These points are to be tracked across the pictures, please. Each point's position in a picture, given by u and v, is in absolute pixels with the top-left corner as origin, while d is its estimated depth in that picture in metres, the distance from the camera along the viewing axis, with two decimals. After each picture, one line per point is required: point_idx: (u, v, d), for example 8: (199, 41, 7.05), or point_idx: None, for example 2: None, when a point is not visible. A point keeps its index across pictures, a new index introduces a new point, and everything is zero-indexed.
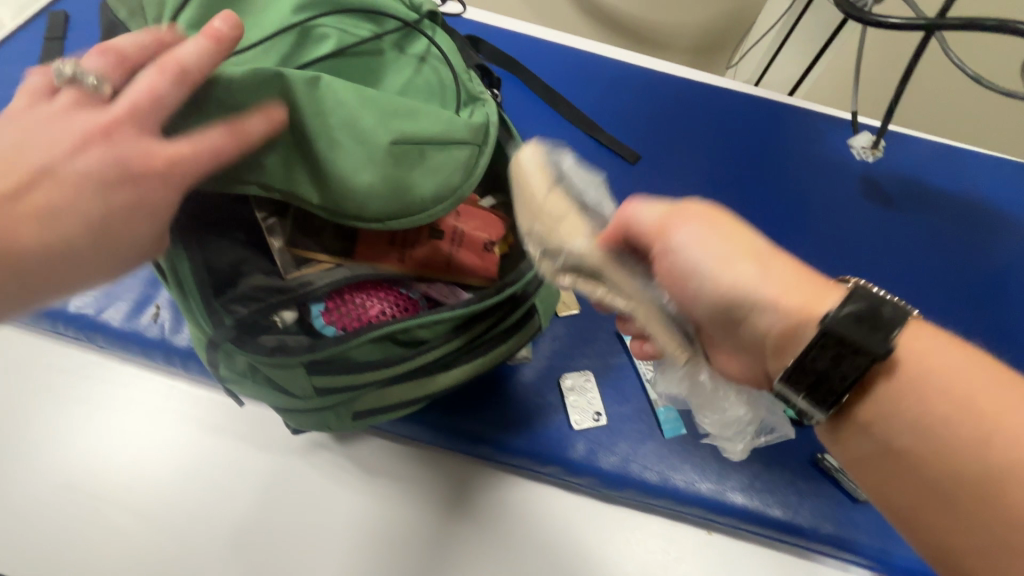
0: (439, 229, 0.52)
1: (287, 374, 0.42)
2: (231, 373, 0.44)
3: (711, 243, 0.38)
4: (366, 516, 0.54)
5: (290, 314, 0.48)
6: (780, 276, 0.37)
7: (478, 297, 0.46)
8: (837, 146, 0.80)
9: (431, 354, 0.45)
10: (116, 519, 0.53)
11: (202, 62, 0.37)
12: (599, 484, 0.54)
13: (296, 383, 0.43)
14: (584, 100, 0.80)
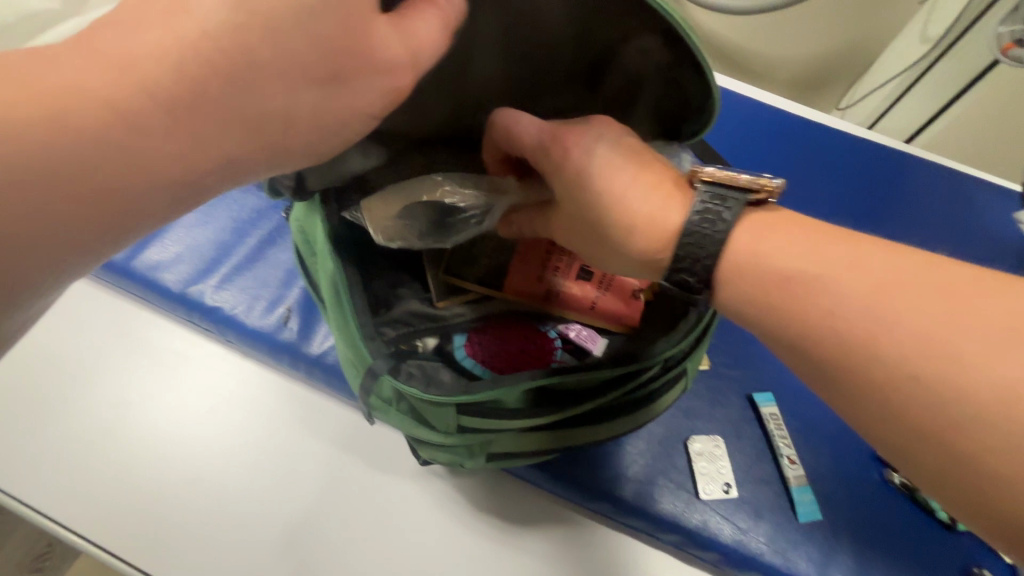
0: (588, 270, 0.49)
1: (437, 410, 0.41)
2: (380, 403, 0.43)
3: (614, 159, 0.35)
4: (471, 556, 0.51)
5: (432, 341, 0.48)
6: (643, 189, 0.34)
7: (633, 355, 0.44)
8: (992, 217, 0.73)
9: (579, 407, 0.44)
10: (225, 519, 0.52)
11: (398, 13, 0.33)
12: (723, 562, 0.50)
13: (441, 422, 0.42)
14: (717, 141, 0.76)
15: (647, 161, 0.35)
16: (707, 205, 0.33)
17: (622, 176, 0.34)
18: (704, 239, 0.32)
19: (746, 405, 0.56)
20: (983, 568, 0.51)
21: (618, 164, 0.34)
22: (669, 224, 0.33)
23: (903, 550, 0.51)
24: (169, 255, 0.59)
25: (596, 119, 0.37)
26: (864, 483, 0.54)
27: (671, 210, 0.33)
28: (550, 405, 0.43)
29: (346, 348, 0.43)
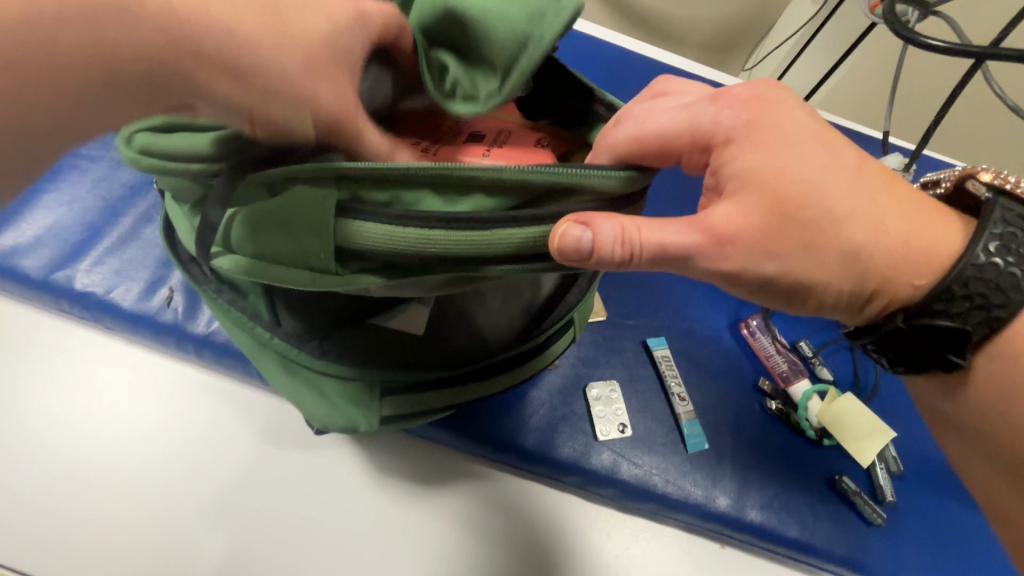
0: (479, 133, 0.44)
1: (310, 205, 0.32)
2: (244, 231, 0.34)
3: (820, 154, 0.34)
4: (381, 519, 0.52)
5: None
6: (873, 190, 0.34)
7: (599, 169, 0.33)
8: None
9: (502, 228, 0.32)
10: (112, 511, 0.50)
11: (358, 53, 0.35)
12: (620, 496, 0.54)
13: (309, 227, 0.32)
14: (617, 100, 0.77)
15: (834, 141, 0.35)
16: (1009, 227, 0.33)
17: (830, 154, 0.34)
18: (1004, 253, 0.32)
19: (641, 351, 0.60)
20: (844, 477, 0.58)
21: (824, 145, 0.34)
22: (935, 240, 0.34)
23: (779, 470, 0.57)
24: (26, 239, 0.54)
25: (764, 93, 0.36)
26: (745, 411, 0.59)
27: (944, 234, 0.34)
28: (464, 218, 0.31)
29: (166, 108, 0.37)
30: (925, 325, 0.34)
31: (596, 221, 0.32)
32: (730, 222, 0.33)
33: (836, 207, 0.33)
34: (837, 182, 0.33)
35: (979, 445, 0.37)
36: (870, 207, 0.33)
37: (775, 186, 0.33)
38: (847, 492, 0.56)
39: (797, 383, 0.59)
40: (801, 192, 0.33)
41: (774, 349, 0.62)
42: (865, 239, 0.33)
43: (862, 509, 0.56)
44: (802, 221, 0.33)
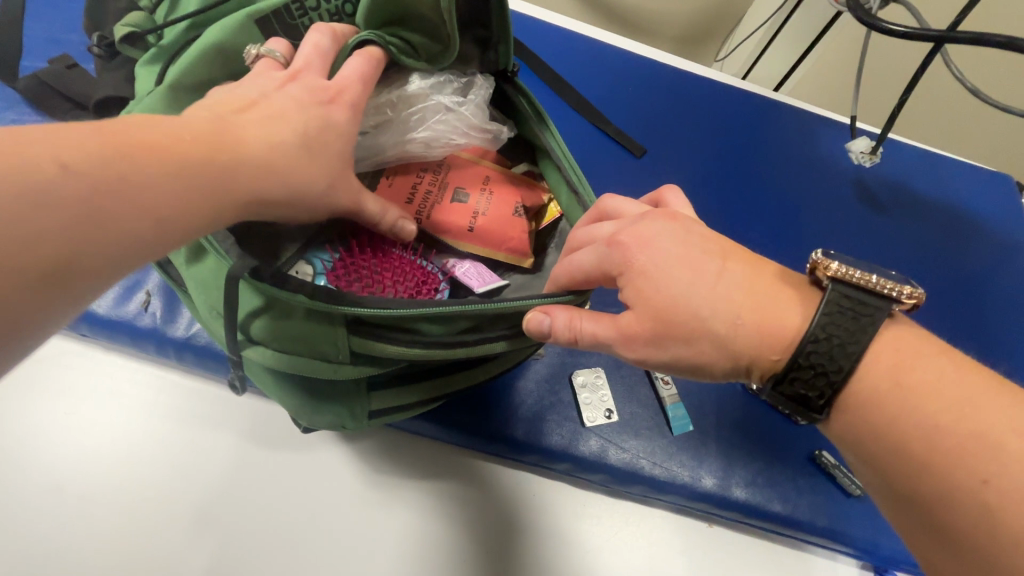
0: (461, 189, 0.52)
1: (318, 327, 0.39)
2: (259, 333, 0.40)
3: (687, 253, 0.36)
4: (372, 515, 0.52)
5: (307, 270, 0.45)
6: (740, 279, 0.35)
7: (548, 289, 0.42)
8: (834, 150, 0.81)
9: (480, 346, 0.42)
10: (97, 519, 0.49)
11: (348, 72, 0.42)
12: (610, 480, 0.55)
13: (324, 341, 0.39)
14: (592, 93, 0.78)
15: (712, 244, 0.37)
16: (844, 308, 0.33)
17: (690, 255, 0.36)
18: (841, 336, 0.32)
19: None
20: (823, 451, 0.60)
21: (691, 253, 0.36)
22: (790, 329, 0.34)
23: (761, 448, 0.58)
24: None
25: (653, 213, 0.38)
26: (727, 391, 0.60)
27: (791, 313, 0.35)
28: (448, 341, 0.41)
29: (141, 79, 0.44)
30: (789, 396, 0.34)
31: (554, 309, 0.39)
32: (632, 328, 0.37)
33: (700, 299, 0.35)
34: (704, 281, 0.35)
35: (927, 532, 0.32)
36: (730, 293, 0.35)
37: (658, 297, 0.35)
38: (827, 467, 0.58)
39: None
40: (675, 304, 0.35)
41: None
42: (723, 331, 0.35)
43: (841, 482, 0.58)
44: (679, 328, 0.35)
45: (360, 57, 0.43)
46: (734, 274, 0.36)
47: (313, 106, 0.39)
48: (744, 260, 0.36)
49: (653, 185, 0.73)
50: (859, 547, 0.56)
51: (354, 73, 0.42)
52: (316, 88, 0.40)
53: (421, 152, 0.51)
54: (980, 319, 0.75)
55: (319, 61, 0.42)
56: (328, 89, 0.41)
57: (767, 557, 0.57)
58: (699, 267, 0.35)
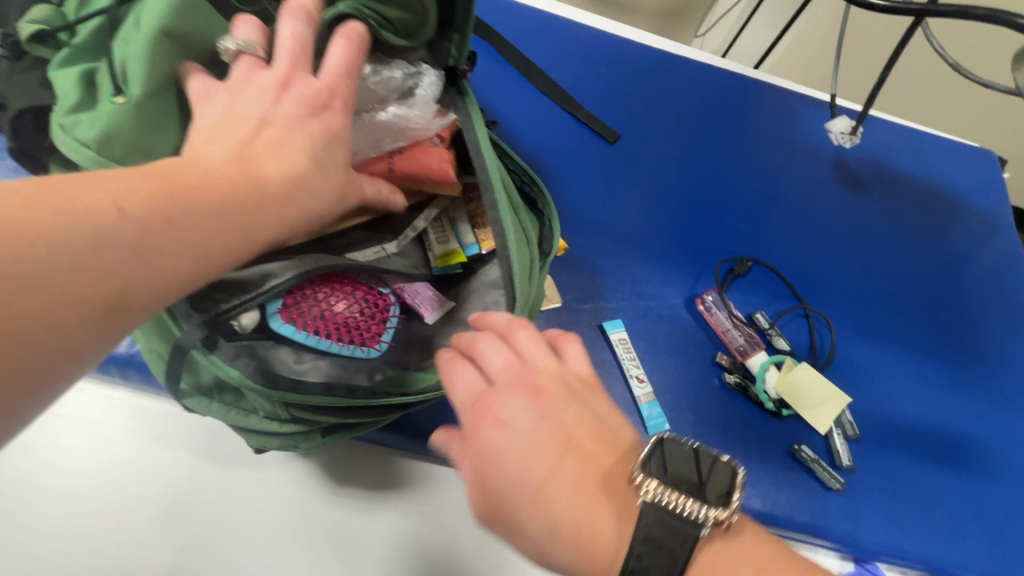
0: (406, 162, 0.47)
1: (270, 403, 0.40)
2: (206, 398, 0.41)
3: (533, 435, 0.32)
4: (340, 534, 0.50)
5: (251, 318, 0.40)
6: (570, 478, 0.31)
7: None
8: (815, 131, 0.79)
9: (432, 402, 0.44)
10: (42, 548, 0.46)
11: (346, 61, 0.41)
12: None
13: (274, 412, 0.40)
14: (562, 78, 0.74)
15: (570, 435, 0.33)
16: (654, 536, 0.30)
17: (527, 439, 0.32)
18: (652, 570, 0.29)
19: (598, 336, 0.59)
20: (802, 444, 0.59)
21: (534, 444, 0.32)
22: (601, 541, 0.31)
23: (739, 444, 0.57)
24: None
25: (502, 378, 0.34)
26: (704, 387, 0.59)
27: (605, 519, 0.31)
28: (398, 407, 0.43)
29: (70, 88, 0.38)
30: None
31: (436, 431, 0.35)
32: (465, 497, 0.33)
33: (527, 496, 0.31)
34: (537, 478, 0.31)
35: None
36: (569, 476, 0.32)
37: (492, 483, 0.31)
38: (807, 460, 0.57)
39: (753, 357, 0.61)
40: (503, 492, 0.31)
41: (729, 324, 0.63)
42: (545, 532, 0.31)
43: (821, 475, 0.57)
44: (502, 519, 0.31)
45: (342, 42, 0.41)
46: (570, 469, 0.32)
47: (311, 120, 0.39)
48: (589, 453, 0.33)
49: (628, 173, 0.71)
50: (840, 540, 0.56)
51: (341, 66, 0.41)
52: (310, 96, 0.39)
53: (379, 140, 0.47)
54: (961, 302, 0.74)
55: (302, 53, 0.40)
56: (321, 93, 0.40)
57: None
58: (530, 458, 0.31)
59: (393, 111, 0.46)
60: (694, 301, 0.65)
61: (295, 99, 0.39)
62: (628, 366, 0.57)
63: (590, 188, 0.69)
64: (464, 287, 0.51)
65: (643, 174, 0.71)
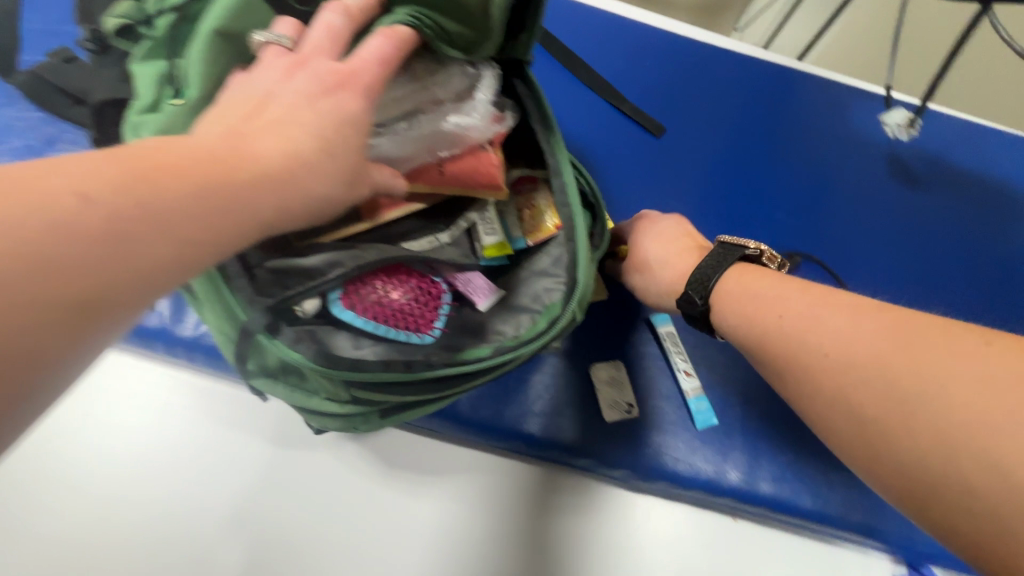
0: (456, 167, 0.46)
1: (332, 385, 0.41)
2: (272, 379, 0.42)
3: None
4: (392, 515, 0.52)
5: (314, 304, 0.42)
6: None
7: (540, 335, 0.44)
8: (867, 124, 0.77)
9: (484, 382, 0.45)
10: (119, 517, 0.49)
11: (375, 50, 0.38)
12: (632, 476, 0.54)
13: (335, 393, 0.42)
14: (606, 71, 0.74)
15: None
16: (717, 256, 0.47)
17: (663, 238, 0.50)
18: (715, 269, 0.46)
19: (646, 330, 0.58)
20: None
21: None
22: None
23: (790, 442, 0.56)
24: None
25: None
26: (753, 384, 0.58)
27: None
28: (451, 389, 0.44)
29: (145, 87, 0.39)
30: None
31: None
32: None
33: None
34: None
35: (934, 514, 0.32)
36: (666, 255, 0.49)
37: None
38: None
39: None
40: None
41: None
42: None
43: None
44: None
45: (380, 36, 0.38)
46: None
47: (322, 98, 0.35)
48: None
49: (674, 168, 0.70)
50: (892, 542, 0.54)
51: (373, 55, 0.37)
52: (325, 76, 0.35)
53: (428, 146, 0.46)
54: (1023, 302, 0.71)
55: (331, 39, 0.38)
56: (340, 74, 0.36)
57: (797, 553, 0.55)
58: None
59: (445, 118, 0.46)
60: None
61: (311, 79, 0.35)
62: (676, 360, 0.57)
63: (635, 182, 0.68)
64: (514, 275, 0.52)
65: (689, 168, 0.70)
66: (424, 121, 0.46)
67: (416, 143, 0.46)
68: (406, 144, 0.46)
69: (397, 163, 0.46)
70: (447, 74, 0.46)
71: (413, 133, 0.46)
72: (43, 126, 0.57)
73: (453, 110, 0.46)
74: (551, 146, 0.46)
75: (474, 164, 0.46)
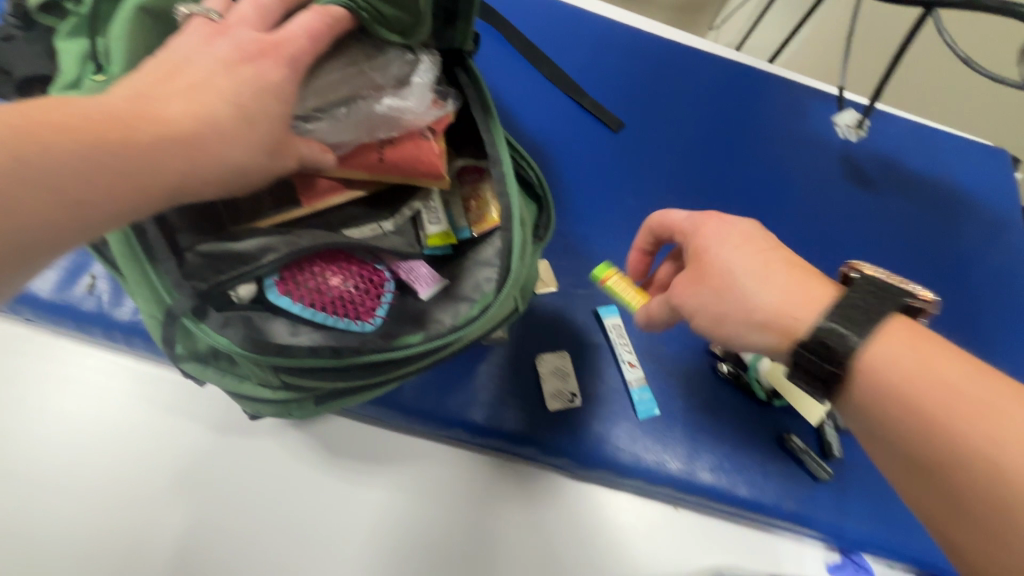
0: (391, 155, 0.47)
1: (258, 369, 0.41)
2: (201, 363, 0.43)
3: None
4: (334, 503, 0.52)
5: (246, 288, 0.43)
6: None
7: (467, 321, 0.44)
8: (822, 124, 0.78)
9: (414, 369, 0.45)
10: (52, 502, 0.48)
11: (304, 23, 0.39)
12: (573, 464, 0.54)
13: (262, 376, 0.42)
14: (567, 64, 0.74)
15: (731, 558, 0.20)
16: (855, 304, 0.37)
17: (760, 259, 0.40)
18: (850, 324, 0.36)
19: (593, 322, 0.59)
20: (793, 435, 0.59)
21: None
22: None
23: (729, 433, 0.57)
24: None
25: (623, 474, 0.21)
26: (697, 377, 0.59)
27: None
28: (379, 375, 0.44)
29: (70, 65, 0.40)
30: None
31: None
32: None
33: None
34: None
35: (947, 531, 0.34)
36: (773, 284, 0.39)
37: None
38: (796, 451, 0.57)
39: None
40: None
41: None
42: None
43: (809, 466, 0.57)
44: None
45: (312, 12, 0.40)
46: None
47: (241, 66, 0.36)
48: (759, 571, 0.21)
49: (630, 163, 0.71)
50: (824, 530, 0.56)
51: (300, 28, 0.39)
52: (246, 44, 0.37)
53: (365, 132, 0.47)
54: (966, 302, 0.73)
55: (261, 18, 0.40)
56: (259, 43, 0.38)
57: (734, 540, 0.57)
58: None
59: (382, 106, 0.46)
60: None
61: (230, 47, 0.37)
62: (620, 348, 0.58)
63: (592, 175, 0.69)
64: (459, 265, 0.52)
65: (645, 163, 0.71)
66: (360, 109, 0.47)
67: (353, 128, 0.46)
68: (343, 129, 0.46)
69: (336, 147, 0.46)
70: (383, 64, 0.47)
71: (349, 119, 0.46)
72: None
73: (390, 97, 0.47)
74: (490, 138, 0.46)
75: (412, 151, 0.47)
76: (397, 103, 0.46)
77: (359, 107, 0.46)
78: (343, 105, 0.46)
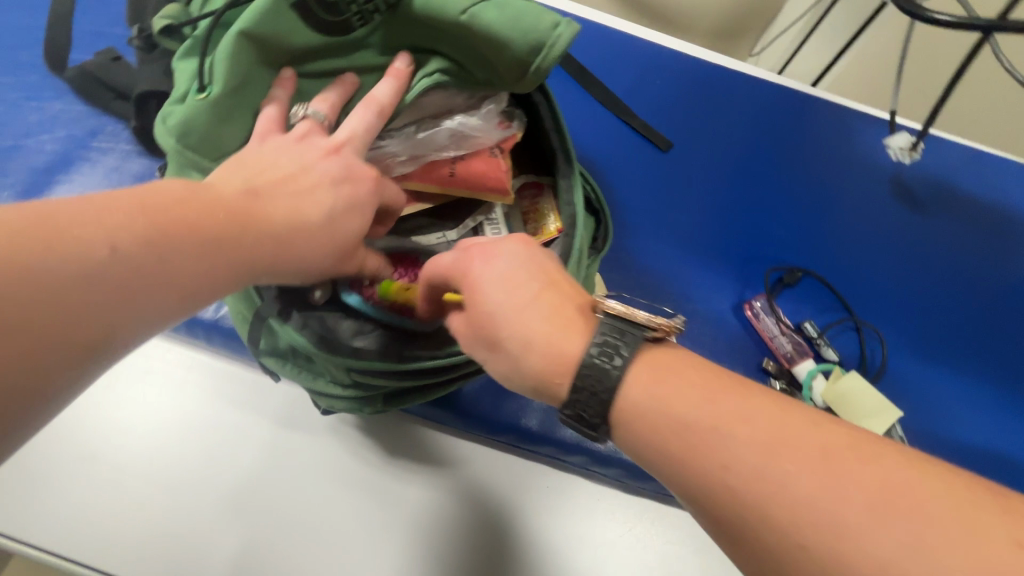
0: (459, 171, 0.51)
1: (332, 366, 0.44)
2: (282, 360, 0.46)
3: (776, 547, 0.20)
4: (392, 503, 0.54)
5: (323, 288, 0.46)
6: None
7: None
8: (873, 146, 0.78)
9: (474, 370, 0.46)
10: (132, 488, 0.51)
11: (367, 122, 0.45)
12: (625, 475, 0.56)
13: (334, 373, 0.44)
14: (617, 87, 0.77)
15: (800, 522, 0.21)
16: (606, 339, 0.31)
17: (518, 298, 0.33)
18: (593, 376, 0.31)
19: None
20: None
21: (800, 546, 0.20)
22: None
23: None
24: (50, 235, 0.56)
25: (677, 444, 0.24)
26: None
27: None
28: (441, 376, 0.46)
29: (181, 79, 0.45)
30: None
31: None
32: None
33: None
34: None
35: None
36: (534, 348, 0.32)
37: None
38: None
39: (801, 364, 0.64)
40: None
41: (778, 331, 0.66)
42: None
43: None
44: None
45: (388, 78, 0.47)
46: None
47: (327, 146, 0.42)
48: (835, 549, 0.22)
49: (678, 183, 0.72)
50: None
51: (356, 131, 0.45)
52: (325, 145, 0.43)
53: (435, 149, 0.51)
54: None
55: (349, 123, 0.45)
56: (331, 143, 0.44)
57: None
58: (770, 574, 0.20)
59: (456, 127, 0.51)
60: (741, 307, 0.68)
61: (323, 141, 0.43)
62: None
63: (640, 194, 0.71)
64: None
65: (693, 182, 0.73)
66: (435, 128, 0.51)
67: (416, 143, 0.51)
68: (413, 144, 0.51)
69: (408, 161, 0.51)
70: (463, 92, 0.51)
71: (423, 137, 0.51)
72: (86, 120, 0.61)
73: (464, 119, 0.51)
74: (564, 147, 0.50)
75: (478, 166, 0.51)
76: (467, 125, 0.51)
77: (435, 128, 0.51)
78: (420, 124, 0.52)
